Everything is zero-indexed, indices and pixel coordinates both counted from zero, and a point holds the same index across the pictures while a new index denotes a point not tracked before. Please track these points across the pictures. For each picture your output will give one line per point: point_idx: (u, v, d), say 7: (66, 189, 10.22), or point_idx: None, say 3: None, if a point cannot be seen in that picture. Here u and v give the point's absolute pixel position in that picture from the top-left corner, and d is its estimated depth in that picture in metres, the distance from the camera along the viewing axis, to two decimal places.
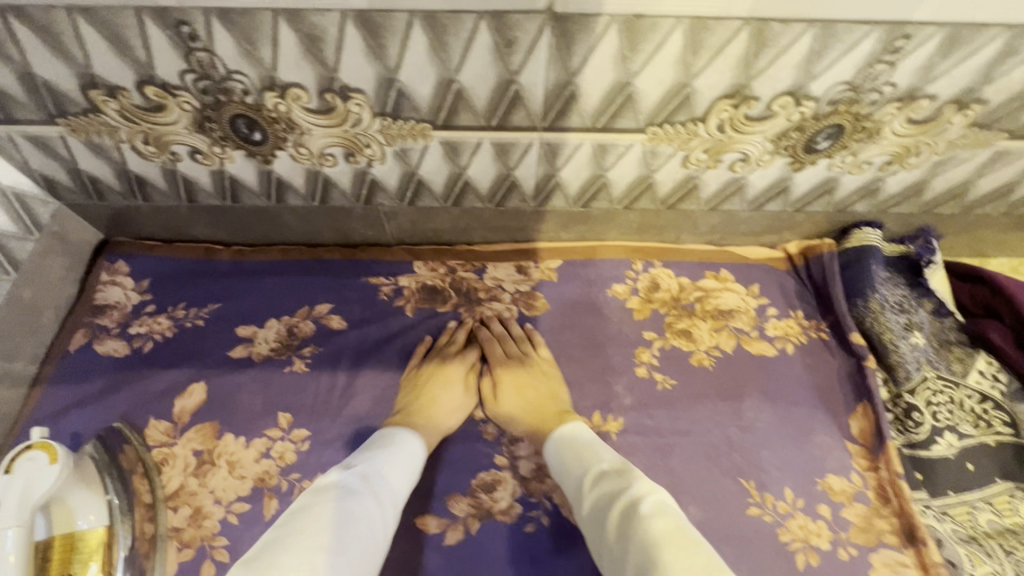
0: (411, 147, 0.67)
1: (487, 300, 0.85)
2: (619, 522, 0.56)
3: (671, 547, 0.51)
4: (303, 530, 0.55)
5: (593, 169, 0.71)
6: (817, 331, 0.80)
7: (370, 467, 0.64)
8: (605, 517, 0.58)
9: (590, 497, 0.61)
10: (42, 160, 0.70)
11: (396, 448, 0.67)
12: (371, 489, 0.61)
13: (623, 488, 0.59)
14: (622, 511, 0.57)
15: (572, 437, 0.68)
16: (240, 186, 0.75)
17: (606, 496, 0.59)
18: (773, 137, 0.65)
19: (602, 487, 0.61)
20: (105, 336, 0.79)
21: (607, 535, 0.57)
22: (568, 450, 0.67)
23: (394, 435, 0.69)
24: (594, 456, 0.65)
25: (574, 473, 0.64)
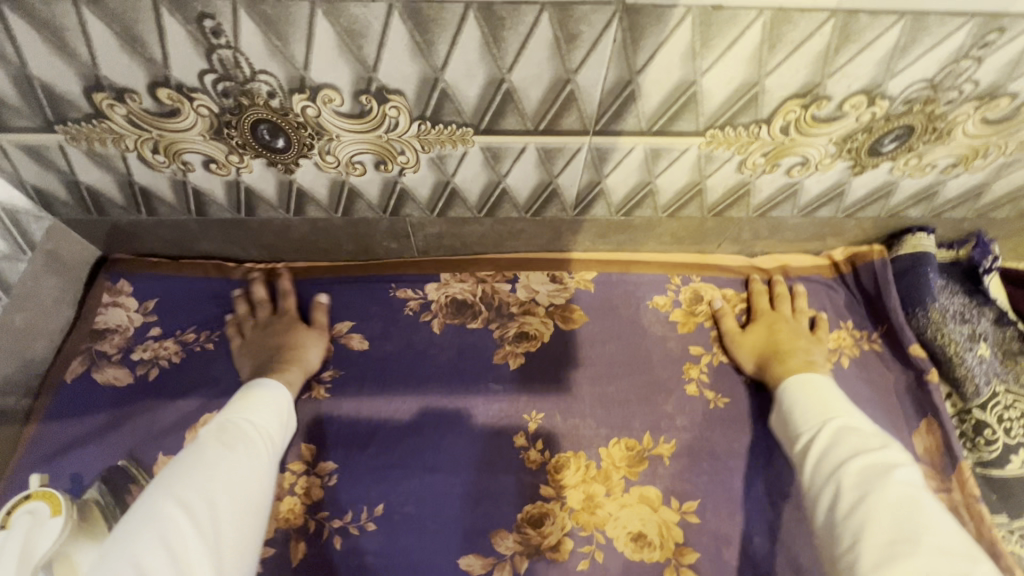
0: (448, 154, 0.61)
1: (521, 314, 0.79)
2: (863, 471, 0.51)
3: (930, 507, 0.47)
4: (197, 474, 0.50)
5: (641, 175, 0.66)
6: (870, 342, 0.76)
7: (242, 419, 0.59)
8: (839, 463, 0.53)
9: (827, 439, 0.57)
10: (36, 171, 0.63)
11: (271, 398, 0.63)
12: (258, 440, 0.57)
13: (875, 448, 0.53)
14: (868, 470, 0.51)
15: (810, 383, 0.65)
16: (257, 198, 0.68)
17: (853, 441, 0.55)
18: (838, 139, 0.61)
19: (843, 434, 0.56)
20: (106, 364, 0.72)
21: (838, 475, 0.52)
22: (801, 395, 0.64)
23: (258, 386, 0.64)
24: (835, 408, 0.61)
25: (820, 416, 0.60)
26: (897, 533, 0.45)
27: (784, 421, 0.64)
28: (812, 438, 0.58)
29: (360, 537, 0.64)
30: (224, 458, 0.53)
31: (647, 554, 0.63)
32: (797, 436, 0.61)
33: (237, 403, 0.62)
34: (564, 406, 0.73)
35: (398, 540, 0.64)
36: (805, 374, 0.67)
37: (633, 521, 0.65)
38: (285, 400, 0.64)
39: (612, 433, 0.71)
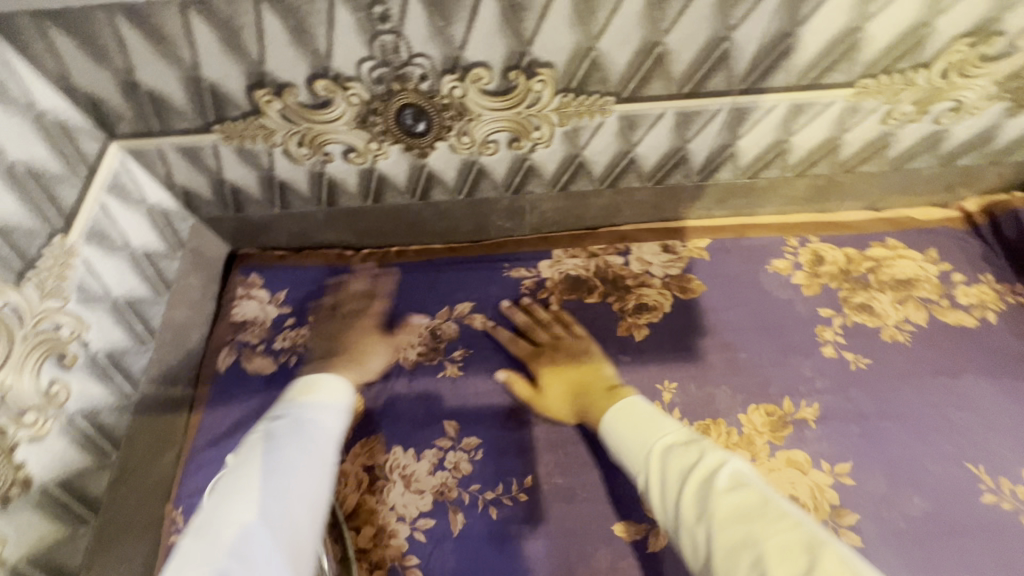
0: (584, 125, 0.61)
1: (636, 287, 0.79)
2: (696, 494, 0.46)
3: (778, 519, 0.41)
4: (275, 481, 0.43)
5: (777, 134, 0.64)
6: (1014, 295, 0.73)
7: (310, 412, 0.50)
8: (676, 488, 0.48)
9: (654, 466, 0.51)
10: (186, 172, 0.66)
11: (327, 382, 0.56)
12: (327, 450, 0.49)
13: (695, 459, 0.49)
14: (700, 484, 0.46)
15: (630, 407, 0.59)
16: (387, 185, 0.70)
17: (677, 462, 0.50)
18: (1001, 78, 0.57)
19: (670, 455, 0.51)
20: (252, 353, 0.74)
21: (680, 504, 0.46)
22: (638, 415, 0.57)
23: (325, 377, 0.56)
24: (650, 430, 0.55)
25: (641, 448, 0.54)
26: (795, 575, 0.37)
27: (614, 454, 0.58)
28: (643, 471, 0.52)
29: (513, 507, 0.66)
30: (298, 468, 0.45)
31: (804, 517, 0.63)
32: (630, 469, 0.55)
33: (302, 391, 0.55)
34: (696, 375, 0.73)
35: (551, 510, 0.66)
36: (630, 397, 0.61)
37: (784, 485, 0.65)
38: (340, 390, 0.55)
39: (750, 400, 0.70)
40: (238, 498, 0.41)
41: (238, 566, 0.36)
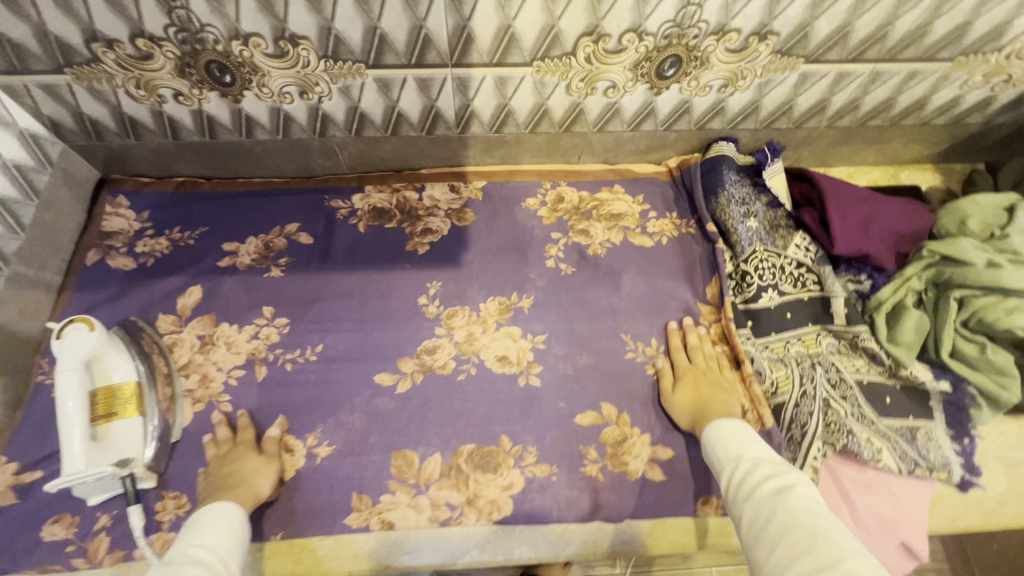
0: (351, 84, 0.85)
1: (425, 215, 1.05)
2: (771, 494, 0.61)
3: (831, 526, 0.54)
4: None
5: (498, 98, 0.91)
6: (686, 227, 1.03)
7: (192, 544, 0.63)
8: (756, 487, 0.64)
9: (747, 468, 0.67)
10: (50, 105, 0.86)
11: (206, 516, 0.69)
12: (213, 561, 0.62)
13: (784, 471, 0.64)
14: (774, 489, 0.61)
15: (731, 428, 0.75)
16: (217, 124, 0.92)
17: (765, 473, 0.65)
18: (630, 66, 0.86)
19: (756, 464, 0.67)
20: (116, 254, 0.98)
21: (753, 493, 0.63)
22: (731, 436, 0.73)
23: (202, 511, 0.70)
24: (750, 444, 0.71)
25: (732, 454, 0.71)
26: (812, 565, 0.50)
27: (711, 460, 0.74)
28: (732, 468, 0.69)
29: (305, 363, 0.91)
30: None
31: (508, 368, 0.92)
32: (721, 468, 0.71)
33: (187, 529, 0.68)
34: (457, 277, 1.00)
35: (334, 367, 0.91)
36: (732, 419, 0.77)
37: (499, 349, 0.93)
38: (229, 512, 0.70)
39: (491, 295, 0.98)
40: None
41: None
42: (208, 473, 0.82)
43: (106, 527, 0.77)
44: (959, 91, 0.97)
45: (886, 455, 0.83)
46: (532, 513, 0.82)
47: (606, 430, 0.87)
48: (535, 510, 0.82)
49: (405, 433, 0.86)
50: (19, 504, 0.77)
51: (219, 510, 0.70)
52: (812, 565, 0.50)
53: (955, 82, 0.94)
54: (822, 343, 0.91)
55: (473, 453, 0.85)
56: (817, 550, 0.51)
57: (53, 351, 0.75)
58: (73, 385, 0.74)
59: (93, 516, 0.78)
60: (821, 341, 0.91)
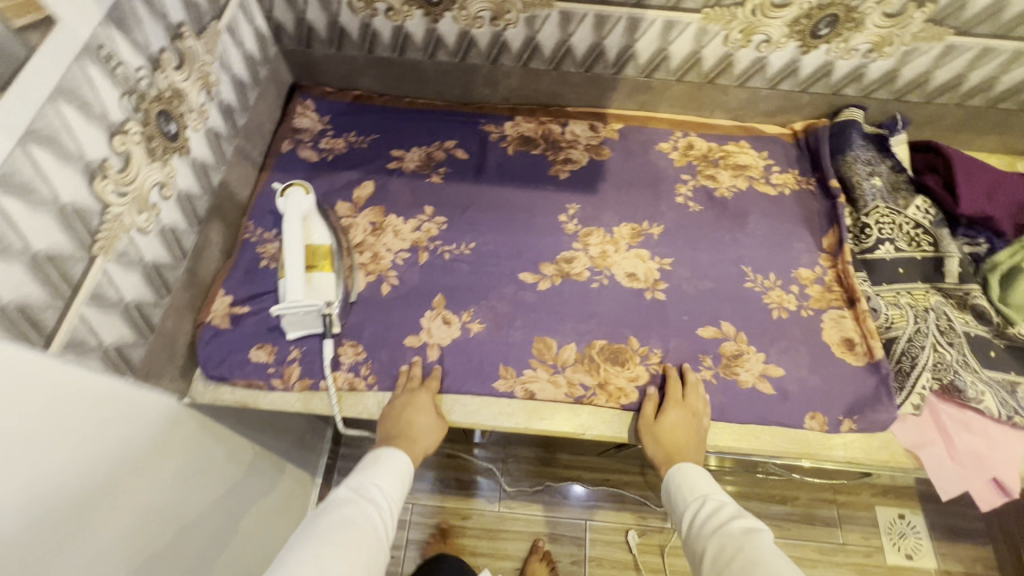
0: (538, 15, 0.98)
1: (566, 148, 1.17)
2: (737, 534, 0.71)
3: (784, 567, 0.64)
4: (335, 535, 0.70)
5: (660, 42, 1.02)
6: (807, 183, 1.11)
7: (369, 480, 0.80)
8: (721, 525, 0.73)
9: (710, 507, 0.77)
10: (283, 8, 1.02)
11: (391, 461, 0.84)
12: (377, 505, 0.78)
13: (748, 519, 0.73)
14: (742, 529, 0.71)
15: (697, 471, 0.83)
16: (410, 41, 1.06)
17: (729, 514, 0.75)
18: (789, 22, 0.95)
19: (722, 506, 0.76)
20: (304, 146, 1.13)
21: (721, 529, 0.73)
22: (698, 475, 0.82)
23: (384, 451, 0.84)
24: (713, 488, 0.80)
25: (697, 490, 0.80)
26: None
27: (671, 499, 0.83)
28: (694, 504, 0.79)
29: (460, 256, 1.04)
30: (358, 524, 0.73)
31: (637, 284, 1.02)
32: (682, 505, 0.80)
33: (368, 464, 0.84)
34: (593, 203, 1.11)
35: (484, 263, 1.03)
36: (695, 464, 0.85)
37: (630, 267, 1.04)
38: (403, 465, 0.84)
39: (624, 221, 1.08)
40: (308, 552, 0.67)
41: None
42: (378, 331, 0.96)
43: (298, 358, 0.92)
44: None
45: (989, 398, 0.89)
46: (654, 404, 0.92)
47: (725, 344, 0.96)
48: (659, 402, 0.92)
49: (543, 325, 0.98)
50: (233, 329, 0.93)
51: (391, 456, 0.84)
52: None
53: None
54: (931, 298, 0.97)
55: (604, 347, 0.96)
56: None
57: (279, 207, 0.90)
58: (295, 233, 0.88)
59: (288, 349, 0.92)
60: (929, 296, 0.97)
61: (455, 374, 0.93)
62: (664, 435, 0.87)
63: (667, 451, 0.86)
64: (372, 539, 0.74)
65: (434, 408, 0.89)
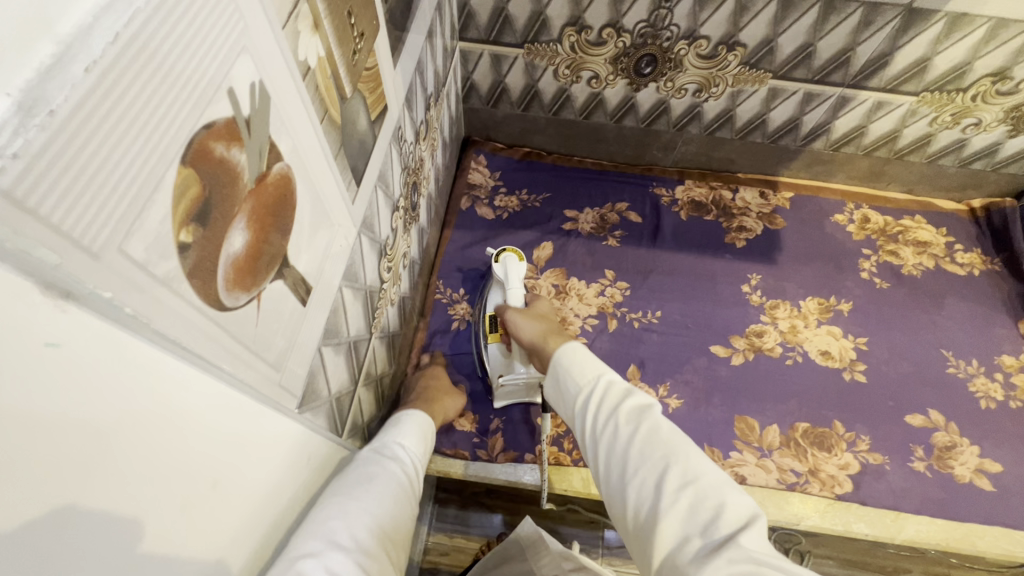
0: (746, 89, 0.98)
1: (739, 215, 1.16)
2: (629, 419, 0.57)
3: (686, 450, 0.53)
4: (347, 489, 0.53)
5: (862, 119, 1.01)
6: (994, 265, 1.09)
7: (390, 437, 0.66)
8: (611, 412, 0.59)
9: (594, 395, 0.62)
10: (485, 72, 1.03)
11: (409, 419, 0.71)
12: (408, 462, 0.64)
13: (642, 397, 0.59)
14: (636, 407, 0.58)
15: (572, 351, 0.68)
16: (602, 106, 1.06)
17: (619, 393, 0.61)
18: (1008, 108, 0.94)
19: (605, 391, 0.61)
20: (480, 203, 1.13)
21: (612, 419, 0.58)
22: (578, 357, 0.66)
23: (401, 414, 0.72)
24: (598, 365, 0.65)
25: (586, 372, 0.64)
26: (687, 507, 0.49)
27: (559, 384, 0.66)
28: (588, 387, 0.63)
29: (646, 324, 1.02)
30: (374, 476, 0.57)
31: (832, 363, 0.99)
32: (573, 390, 0.64)
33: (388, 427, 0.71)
34: (774, 273, 1.09)
35: (671, 333, 1.01)
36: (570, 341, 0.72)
37: (821, 344, 1.01)
38: (422, 421, 0.72)
39: (809, 294, 1.06)
40: (317, 511, 0.49)
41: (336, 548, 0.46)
42: None
43: (500, 429, 0.90)
44: None
45: None
46: (871, 495, 0.88)
47: (935, 434, 0.93)
48: (875, 496, 0.88)
49: (741, 404, 0.95)
50: None
51: (409, 415, 0.73)
52: (684, 511, 0.48)
53: None
54: None
55: (808, 431, 0.93)
56: (697, 489, 0.49)
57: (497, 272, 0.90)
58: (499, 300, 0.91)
59: (490, 418, 0.91)
60: None
61: None
62: (538, 319, 0.80)
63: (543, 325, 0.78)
64: (402, 498, 0.58)
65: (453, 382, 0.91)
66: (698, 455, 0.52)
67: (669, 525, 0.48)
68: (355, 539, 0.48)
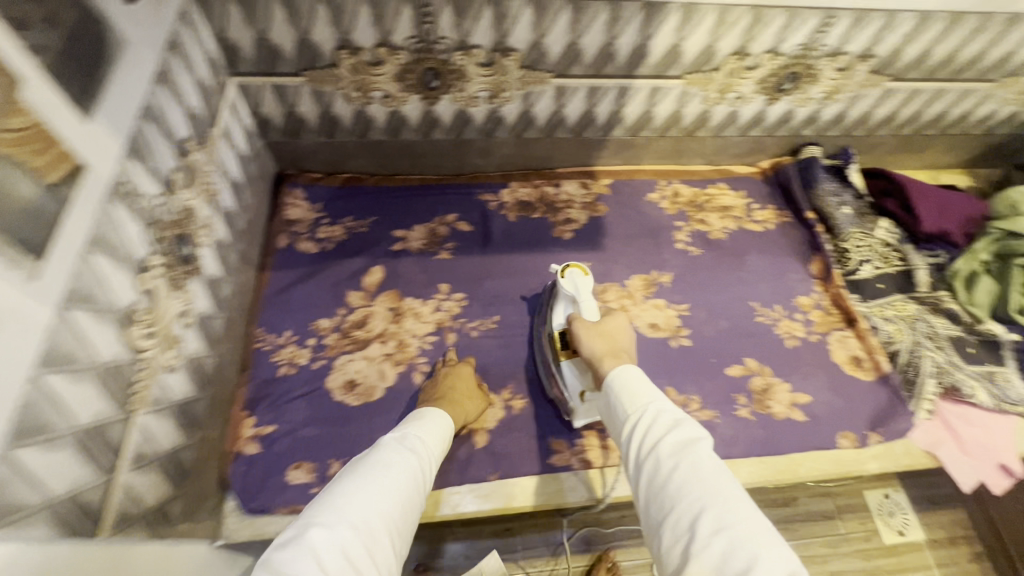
0: (534, 91, 1.02)
1: (565, 208, 1.20)
2: (671, 454, 0.60)
3: (728, 495, 0.55)
4: (366, 477, 0.59)
5: (646, 105, 1.08)
6: (785, 218, 1.22)
7: (412, 430, 0.71)
8: (656, 442, 0.62)
9: (640, 422, 0.65)
10: (272, 104, 0.98)
11: (430, 415, 0.76)
12: (425, 449, 0.69)
13: (690, 433, 0.62)
14: (679, 443, 0.61)
15: (630, 374, 0.71)
16: (405, 123, 1.06)
17: (659, 425, 0.63)
18: (759, 80, 1.06)
19: (651, 420, 0.64)
20: (302, 239, 1.08)
21: (655, 449, 0.61)
22: (633, 383, 0.70)
23: (427, 410, 0.77)
24: (650, 393, 0.68)
25: (637, 399, 0.67)
26: (719, 557, 0.51)
27: (610, 405, 0.71)
28: (635, 416, 0.66)
29: (485, 331, 1.03)
30: (395, 463, 0.63)
31: (660, 333, 1.06)
32: (621, 415, 0.68)
33: (411, 420, 0.76)
34: (601, 258, 1.14)
35: (510, 335, 1.03)
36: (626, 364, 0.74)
37: (649, 317, 1.07)
38: (444, 418, 0.77)
39: (635, 272, 1.13)
40: (336, 498, 0.56)
41: (348, 531, 0.53)
42: None
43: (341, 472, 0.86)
44: (996, 107, 1.20)
45: (979, 391, 1.00)
46: None
47: (753, 379, 1.02)
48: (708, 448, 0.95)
49: (583, 390, 0.98)
50: (263, 454, 0.86)
51: (431, 412, 0.78)
52: (718, 556, 0.51)
53: (995, 99, 1.18)
54: (910, 307, 1.09)
55: None
56: (731, 536, 0.52)
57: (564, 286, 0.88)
58: (564, 314, 0.91)
59: (328, 464, 0.86)
60: (910, 306, 1.09)
61: (507, 457, 0.91)
62: (603, 333, 0.81)
63: (604, 344, 0.79)
64: (414, 480, 0.63)
65: (477, 381, 0.94)
66: (740, 502, 0.55)
67: (699, 566, 0.51)
68: (371, 528, 0.54)
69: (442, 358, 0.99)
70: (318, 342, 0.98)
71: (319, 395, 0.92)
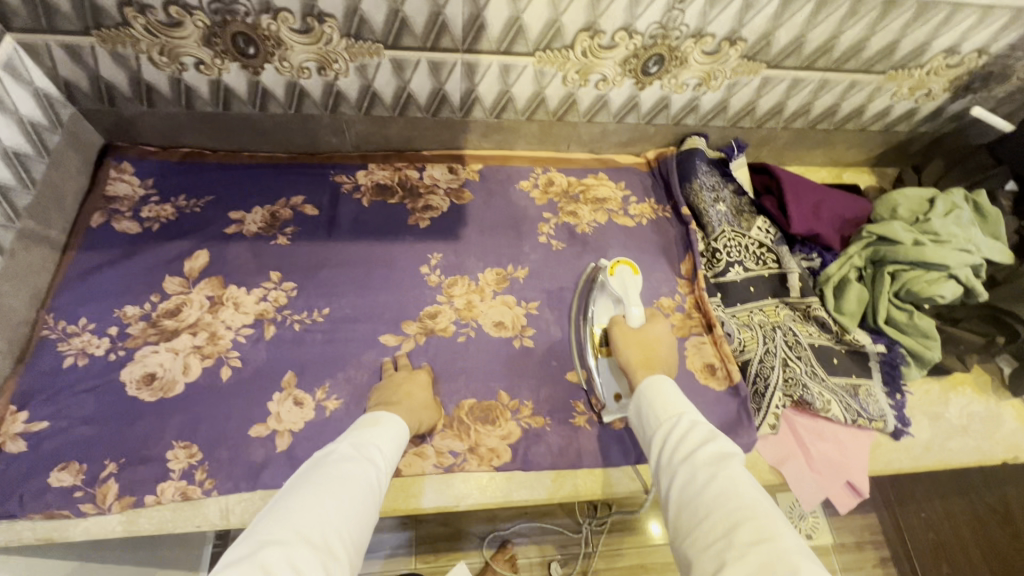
0: (367, 63, 0.92)
1: (426, 194, 1.11)
2: (710, 463, 0.61)
3: (764, 507, 0.55)
4: (321, 499, 0.58)
5: (501, 84, 1.00)
6: (663, 213, 1.15)
7: (368, 443, 0.69)
8: (693, 450, 0.63)
9: (680, 431, 0.66)
10: (68, 67, 0.88)
11: (388, 422, 0.74)
12: (380, 465, 0.68)
13: (729, 447, 0.62)
14: (721, 454, 0.61)
15: (663, 385, 0.73)
16: (232, 95, 0.96)
17: (703, 436, 0.64)
18: (619, 61, 0.97)
19: (691, 429, 0.66)
20: (121, 218, 1.00)
21: (692, 456, 0.62)
22: (668, 394, 0.71)
23: (383, 415, 0.75)
24: (688, 407, 0.70)
25: (672, 410, 0.69)
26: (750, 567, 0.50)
27: (643, 416, 0.73)
28: (675, 423, 0.68)
29: (311, 325, 0.95)
30: (349, 485, 0.62)
31: (505, 332, 0.99)
32: (658, 424, 0.70)
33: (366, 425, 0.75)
34: (456, 249, 1.07)
35: (338, 330, 0.95)
36: (663, 376, 0.76)
37: (496, 315, 1.00)
38: (403, 429, 0.75)
39: (490, 266, 1.05)
40: (289, 519, 0.55)
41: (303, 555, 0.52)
42: (217, 427, 0.85)
43: (114, 474, 0.79)
44: (890, 102, 1.13)
45: (834, 406, 0.94)
46: (530, 460, 0.88)
47: None
48: (534, 459, 0.89)
49: None
50: (28, 453, 0.79)
51: (390, 418, 0.76)
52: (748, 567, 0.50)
53: (887, 93, 1.10)
54: (780, 312, 1.03)
55: (473, 407, 0.91)
56: (772, 547, 0.51)
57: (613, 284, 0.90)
58: (610, 311, 0.94)
59: (101, 464, 0.80)
60: (779, 311, 1.03)
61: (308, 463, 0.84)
62: (640, 342, 0.85)
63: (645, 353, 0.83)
64: (366, 499, 0.62)
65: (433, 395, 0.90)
66: (782, 524, 0.53)
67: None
68: (319, 551, 0.54)
69: (256, 353, 0.91)
70: (119, 332, 0.90)
71: (107, 390, 0.85)
